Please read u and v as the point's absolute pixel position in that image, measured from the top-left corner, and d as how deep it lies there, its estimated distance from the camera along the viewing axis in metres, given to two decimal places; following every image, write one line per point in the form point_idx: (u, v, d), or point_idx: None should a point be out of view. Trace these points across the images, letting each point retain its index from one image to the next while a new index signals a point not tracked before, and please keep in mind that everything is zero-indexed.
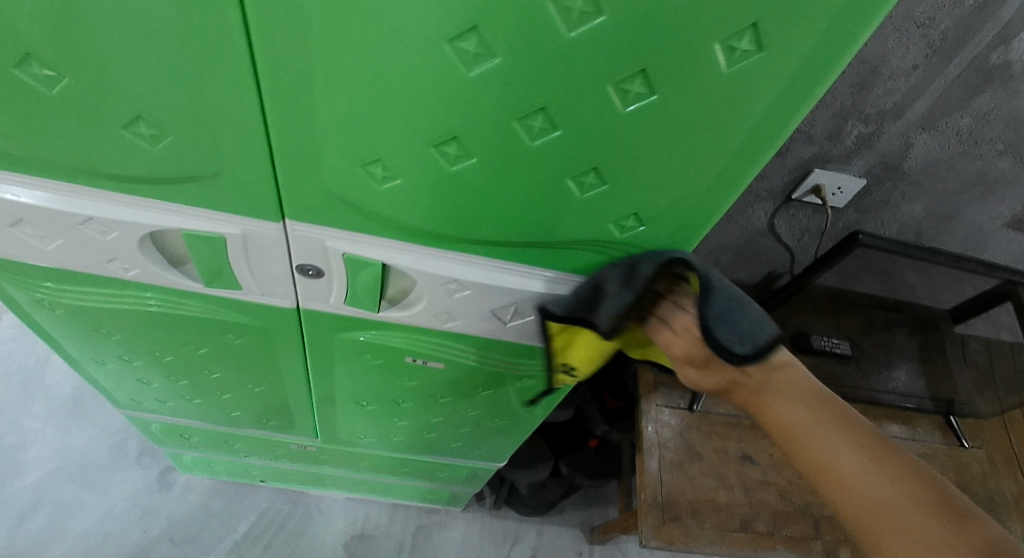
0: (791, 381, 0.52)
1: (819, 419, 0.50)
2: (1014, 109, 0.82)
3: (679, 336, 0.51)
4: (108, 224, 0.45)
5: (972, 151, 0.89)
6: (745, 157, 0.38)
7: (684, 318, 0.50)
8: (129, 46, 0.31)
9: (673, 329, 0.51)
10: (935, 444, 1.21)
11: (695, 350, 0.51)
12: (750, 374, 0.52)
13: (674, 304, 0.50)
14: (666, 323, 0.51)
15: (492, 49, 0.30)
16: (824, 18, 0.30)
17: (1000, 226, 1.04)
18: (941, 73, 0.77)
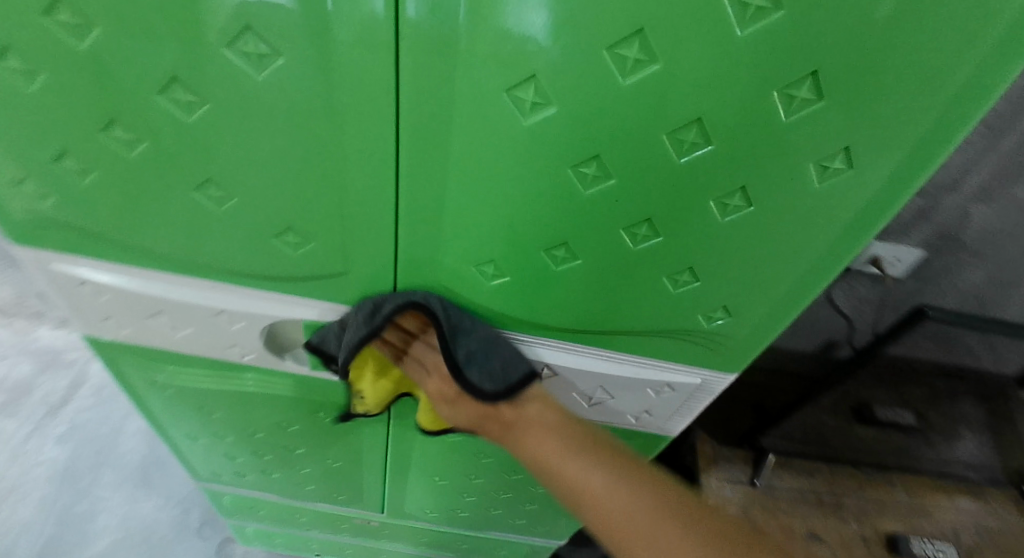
0: (541, 414, 0.52)
1: (565, 443, 0.51)
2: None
3: (431, 375, 0.51)
4: (238, 315, 0.51)
5: None
6: (833, 257, 0.41)
7: (433, 358, 0.50)
8: (295, 171, 0.37)
9: (425, 369, 0.52)
10: (1012, 519, 1.20)
11: (449, 390, 0.51)
12: (500, 413, 0.52)
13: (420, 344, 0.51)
14: (416, 360, 0.52)
15: (609, 172, 0.35)
16: (907, 144, 0.33)
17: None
18: (994, 148, 0.81)
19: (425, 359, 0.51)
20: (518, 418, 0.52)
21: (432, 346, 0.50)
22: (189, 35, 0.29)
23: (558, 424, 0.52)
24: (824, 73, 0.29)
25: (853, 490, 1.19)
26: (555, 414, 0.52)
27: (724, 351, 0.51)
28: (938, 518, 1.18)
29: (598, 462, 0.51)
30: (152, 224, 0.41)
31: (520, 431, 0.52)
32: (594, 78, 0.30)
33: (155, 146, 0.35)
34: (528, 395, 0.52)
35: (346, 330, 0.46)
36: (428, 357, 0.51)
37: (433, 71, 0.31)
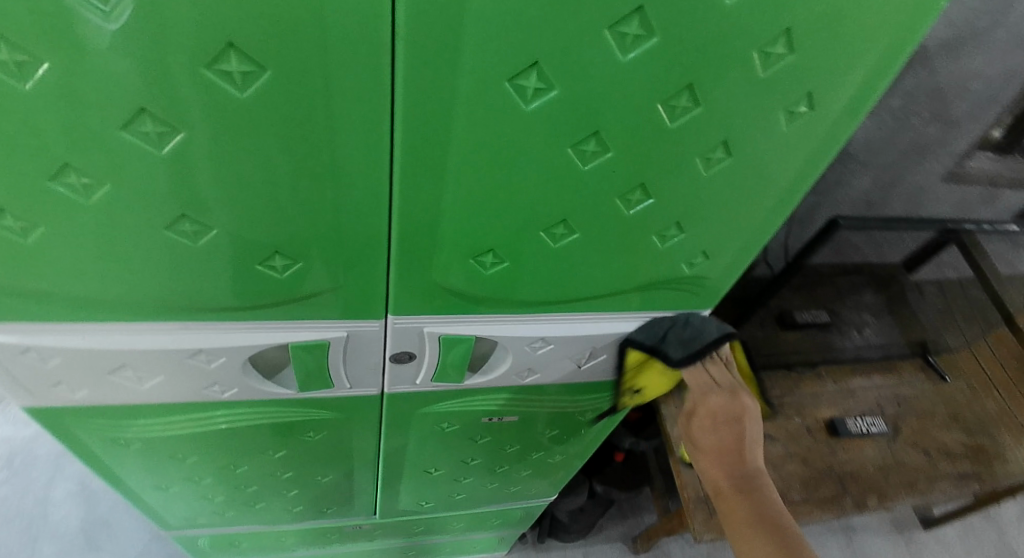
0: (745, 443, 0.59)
1: (761, 495, 0.57)
2: (934, 83, 0.97)
3: (721, 391, 0.59)
4: (217, 352, 0.47)
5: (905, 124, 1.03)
6: (795, 188, 0.45)
7: (722, 370, 0.60)
8: (279, 188, 0.35)
9: (717, 385, 0.60)
10: (921, 384, 1.45)
11: (729, 408, 0.59)
12: (717, 425, 0.60)
13: (719, 364, 0.60)
14: (708, 370, 0.60)
15: (607, 146, 0.36)
16: (858, 80, 0.37)
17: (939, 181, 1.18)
18: None
19: (719, 377, 0.60)
20: (743, 450, 0.59)
21: (722, 363, 0.61)
22: (160, 64, 0.27)
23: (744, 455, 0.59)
24: (794, 29, 0.32)
25: (792, 390, 1.36)
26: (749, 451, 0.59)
27: (702, 291, 0.55)
28: (864, 397, 1.38)
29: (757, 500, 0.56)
30: (115, 273, 0.37)
31: (728, 457, 0.58)
32: (593, 58, 0.31)
33: (121, 183, 0.32)
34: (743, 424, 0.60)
35: (678, 331, 0.57)
36: (716, 369, 0.60)
37: (430, 69, 0.30)
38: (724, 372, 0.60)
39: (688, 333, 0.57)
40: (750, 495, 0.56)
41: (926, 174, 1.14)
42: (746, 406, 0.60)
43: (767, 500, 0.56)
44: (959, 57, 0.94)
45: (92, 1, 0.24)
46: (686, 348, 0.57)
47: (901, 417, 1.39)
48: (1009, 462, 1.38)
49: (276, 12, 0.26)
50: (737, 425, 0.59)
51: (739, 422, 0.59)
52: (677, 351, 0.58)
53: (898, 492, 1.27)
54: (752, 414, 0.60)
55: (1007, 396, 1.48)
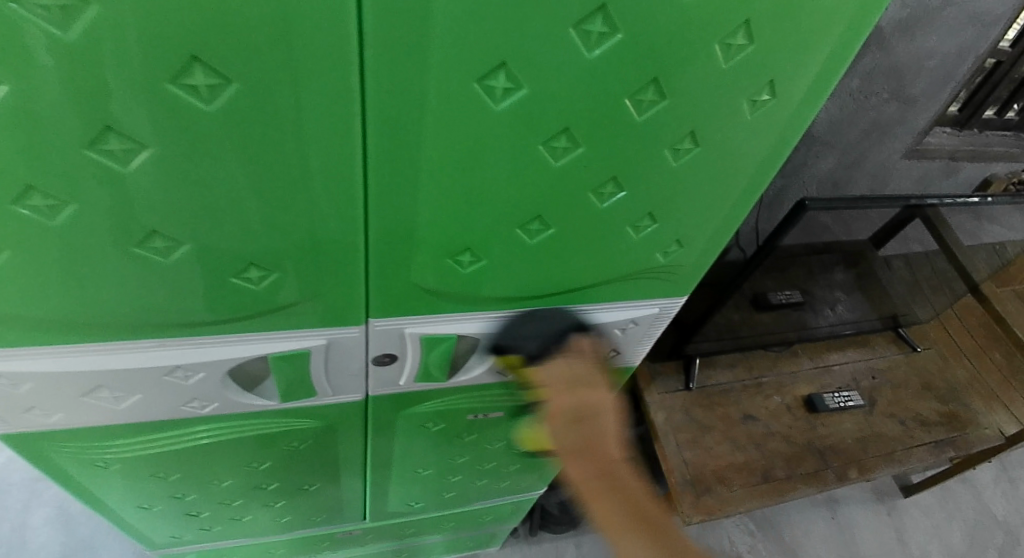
0: (598, 431, 0.54)
1: (615, 489, 0.53)
2: (891, 63, 1.00)
3: (564, 390, 0.53)
4: (195, 368, 0.47)
5: (865, 105, 1.06)
6: (762, 173, 0.46)
7: (572, 367, 0.54)
8: (250, 199, 0.35)
9: (563, 382, 0.54)
10: (893, 355, 1.51)
11: (576, 406, 0.54)
12: (570, 422, 0.54)
13: (569, 356, 0.54)
14: (555, 365, 0.54)
15: (578, 142, 0.36)
16: (817, 66, 0.38)
17: (900, 158, 1.22)
18: None
19: (564, 371, 0.54)
20: (598, 448, 0.54)
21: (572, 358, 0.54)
22: (122, 81, 0.27)
23: (600, 447, 0.54)
24: (753, 20, 0.33)
25: (770, 368, 1.41)
26: (603, 436, 0.54)
27: (677, 278, 0.56)
28: (840, 372, 1.44)
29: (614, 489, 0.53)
30: (86, 295, 0.37)
31: (585, 460, 0.54)
32: (560, 57, 0.31)
33: (88, 202, 0.32)
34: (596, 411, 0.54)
35: (530, 324, 0.53)
36: (564, 365, 0.54)
37: (397, 71, 0.30)
38: (573, 365, 0.54)
39: (538, 325, 0.53)
40: (609, 495, 0.53)
41: (885, 151, 1.19)
42: (595, 400, 0.54)
43: (624, 495, 0.53)
44: (913, 37, 0.97)
45: (49, 20, 0.24)
46: (540, 341, 0.53)
47: (877, 389, 1.45)
48: (982, 427, 1.43)
49: (240, 24, 0.26)
50: (588, 422, 0.54)
51: (589, 419, 0.54)
52: (532, 346, 0.54)
53: (878, 463, 1.31)
54: (603, 407, 0.55)
55: (975, 362, 1.54)
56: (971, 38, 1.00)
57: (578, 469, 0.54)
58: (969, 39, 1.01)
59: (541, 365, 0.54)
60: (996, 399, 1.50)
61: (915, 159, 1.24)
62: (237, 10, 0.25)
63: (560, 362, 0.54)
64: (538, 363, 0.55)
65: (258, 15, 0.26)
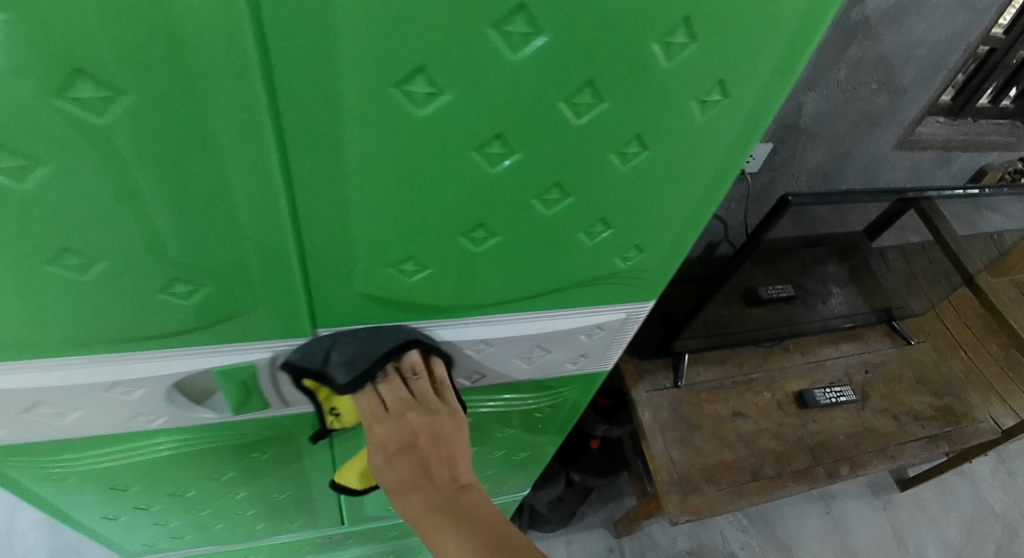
0: (427, 453, 0.47)
1: (450, 518, 0.45)
2: (880, 52, 0.96)
3: (387, 416, 0.47)
4: (136, 384, 0.45)
5: (854, 96, 1.03)
6: (722, 175, 0.44)
7: (391, 392, 0.48)
8: (165, 213, 0.33)
9: (387, 406, 0.47)
10: (886, 349, 1.49)
11: (404, 432, 0.47)
12: (394, 452, 0.47)
13: (393, 379, 0.48)
14: (377, 390, 0.47)
15: (513, 148, 0.34)
16: (771, 62, 0.36)
17: (890, 149, 1.19)
18: None
19: (387, 397, 0.47)
20: (433, 473, 0.47)
21: (392, 381, 0.48)
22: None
23: (431, 471, 0.47)
24: (694, 17, 0.31)
25: (760, 364, 1.38)
26: (437, 458, 0.47)
27: (641, 282, 0.54)
28: (832, 367, 1.42)
29: (450, 518, 0.45)
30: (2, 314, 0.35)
31: (419, 492, 0.46)
32: (485, 59, 0.29)
33: None
34: (422, 430, 0.48)
35: (345, 350, 0.46)
36: (382, 391, 0.48)
37: (306, 77, 0.28)
38: (393, 390, 0.48)
39: (354, 350, 0.46)
40: (451, 528, 0.44)
41: (875, 142, 1.16)
42: (425, 422, 0.48)
43: (471, 524, 0.45)
44: (902, 25, 0.93)
45: None
46: (355, 370, 0.46)
47: (870, 384, 1.41)
48: (978, 421, 1.41)
49: (122, 29, 0.24)
50: (422, 448, 0.47)
51: (424, 444, 0.47)
52: (345, 376, 0.46)
53: (870, 459, 1.29)
54: (440, 428, 0.48)
55: (971, 354, 1.52)
56: (961, 25, 0.97)
57: (410, 503, 0.46)
58: (959, 26, 0.97)
59: (360, 392, 0.47)
60: (993, 392, 1.47)
61: (907, 149, 1.21)
62: (116, 14, 0.23)
63: (382, 385, 0.48)
64: (354, 394, 0.47)
65: (141, 19, 0.24)
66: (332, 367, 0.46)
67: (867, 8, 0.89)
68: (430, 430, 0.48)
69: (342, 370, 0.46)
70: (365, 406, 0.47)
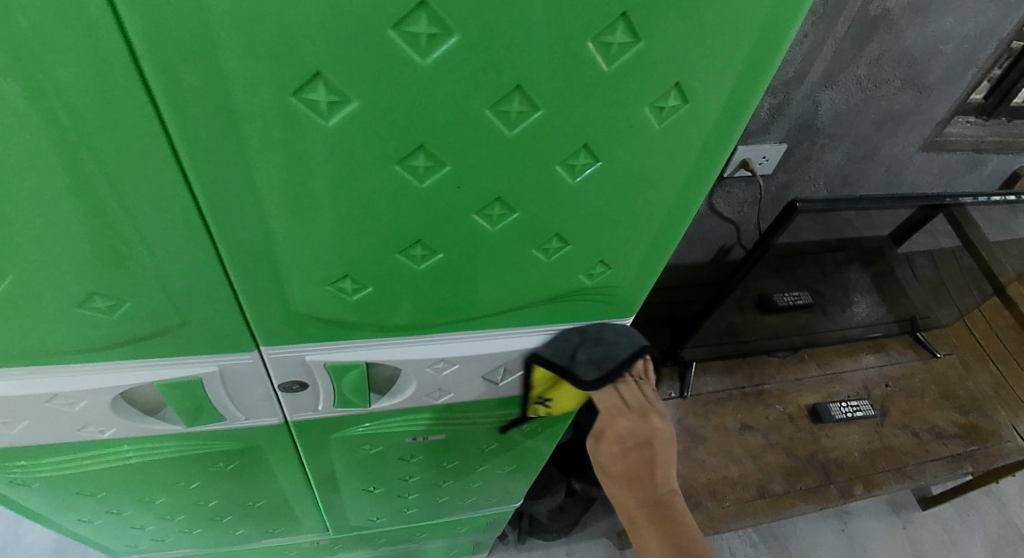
0: (648, 450, 0.56)
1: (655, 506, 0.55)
2: (902, 48, 0.89)
3: (627, 413, 0.54)
4: (75, 397, 0.44)
5: (875, 94, 0.96)
6: (693, 190, 0.39)
7: (630, 394, 0.55)
8: (66, 228, 0.31)
9: (628, 407, 0.54)
10: (910, 361, 1.41)
11: (636, 431, 0.55)
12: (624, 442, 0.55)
13: (629, 383, 0.55)
14: (619, 392, 0.54)
15: (440, 160, 0.32)
16: (736, 65, 0.32)
17: (916, 151, 1.12)
18: (832, 33, 0.84)
19: (627, 398, 0.54)
20: (648, 469, 0.56)
21: (628, 387, 0.55)
22: None
23: (648, 466, 0.56)
24: (633, 14, 0.27)
25: (773, 375, 1.31)
26: (655, 456, 0.56)
27: (614, 300, 0.50)
28: (850, 380, 1.34)
29: (653, 508, 0.56)
30: None
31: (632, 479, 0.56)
32: (388, 65, 0.26)
33: None
34: (651, 431, 0.55)
35: (587, 350, 0.51)
36: (622, 392, 0.54)
37: (191, 87, 0.26)
38: (630, 393, 0.55)
39: (598, 352, 0.51)
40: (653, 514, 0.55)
41: (899, 145, 1.09)
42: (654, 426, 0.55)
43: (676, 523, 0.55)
44: (927, 19, 0.86)
45: None
46: (600, 369, 0.52)
47: (890, 398, 1.34)
48: (1005, 440, 1.30)
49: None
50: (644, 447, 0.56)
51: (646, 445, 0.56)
52: (590, 373, 0.52)
53: (887, 478, 1.20)
54: (664, 434, 0.56)
55: (1002, 369, 1.42)
56: (994, 18, 0.90)
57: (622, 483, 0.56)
58: (991, 19, 0.90)
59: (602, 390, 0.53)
60: None
61: (934, 151, 1.13)
62: None
63: (625, 387, 0.55)
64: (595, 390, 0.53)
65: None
66: (577, 364, 0.52)
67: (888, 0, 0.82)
68: (656, 432, 0.56)
69: (590, 367, 0.52)
70: (608, 402, 0.54)
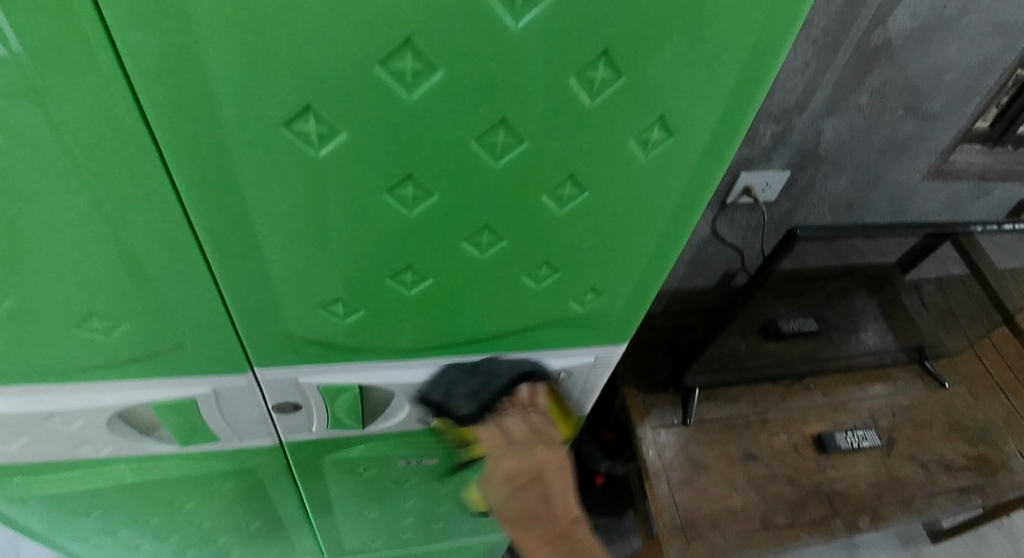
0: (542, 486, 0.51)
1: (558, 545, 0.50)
2: (904, 77, 0.90)
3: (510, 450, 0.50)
4: (71, 415, 0.45)
5: (878, 122, 0.97)
6: (682, 220, 0.40)
7: (513, 426, 0.50)
8: (65, 250, 0.32)
9: (511, 444, 0.50)
10: (917, 391, 1.37)
11: (523, 469, 0.50)
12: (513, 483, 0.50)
13: (514, 412, 0.51)
14: (500, 426, 0.50)
15: (428, 189, 0.33)
16: (720, 100, 0.32)
17: (920, 179, 1.12)
18: (833, 62, 0.84)
19: (511, 432, 0.50)
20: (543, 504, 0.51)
21: (510, 417, 0.50)
22: None
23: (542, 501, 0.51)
24: (614, 52, 0.28)
25: (777, 403, 1.28)
26: (550, 488, 0.51)
27: (606, 326, 0.50)
28: (857, 409, 1.31)
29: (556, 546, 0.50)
30: None
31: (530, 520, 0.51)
32: (376, 99, 0.27)
33: None
34: (542, 465, 0.50)
35: (465, 383, 0.49)
36: (503, 426, 0.50)
37: (187, 118, 0.27)
38: (513, 425, 0.50)
39: (475, 383, 0.49)
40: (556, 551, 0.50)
41: (903, 172, 1.09)
42: (543, 458, 0.51)
43: (578, 557, 0.51)
44: (929, 49, 0.86)
45: None
46: (475, 401, 0.49)
47: (897, 428, 1.30)
48: (1014, 472, 1.28)
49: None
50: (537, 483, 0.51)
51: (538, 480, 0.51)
52: (464, 407, 0.49)
53: (893, 511, 1.18)
54: (556, 466, 0.51)
55: (1012, 398, 1.39)
56: (995, 48, 0.90)
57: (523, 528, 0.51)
58: (993, 50, 0.90)
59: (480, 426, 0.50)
60: None
61: (939, 179, 1.13)
62: None
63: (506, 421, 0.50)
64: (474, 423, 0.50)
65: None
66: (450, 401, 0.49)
67: (889, 31, 0.82)
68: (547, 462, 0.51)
69: (460, 402, 0.49)
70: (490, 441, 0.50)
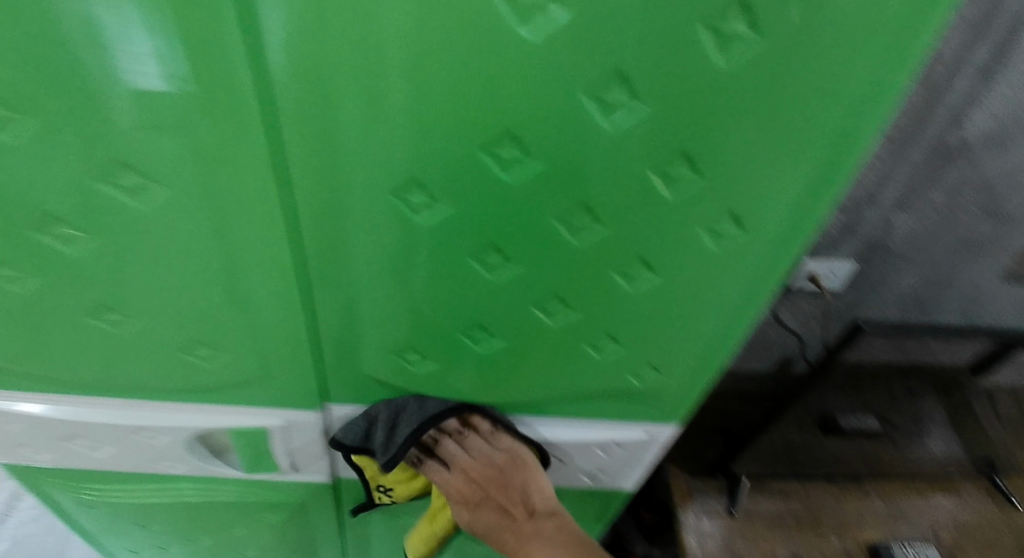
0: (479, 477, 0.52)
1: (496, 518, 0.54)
2: (981, 178, 0.88)
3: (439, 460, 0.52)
4: (158, 432, 0.49)
5: (951, 220, 0.94)
6: (743, 308, 0.41)
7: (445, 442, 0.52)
8: (191, 285, 0.37)
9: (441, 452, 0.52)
10: (987, 510, 1.19)
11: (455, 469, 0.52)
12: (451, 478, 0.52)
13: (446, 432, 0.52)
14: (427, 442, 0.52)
15: (510, 259, 0.36)
16: (789, 203, 0.34)
17: (999, 282, 1.06)
18: (906, 157, 0.85)
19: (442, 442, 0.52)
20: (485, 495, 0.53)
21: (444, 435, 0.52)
22: (60, 169, 0.31)
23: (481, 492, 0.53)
24: (693, 155, 0.31)
25: (832, 509, 1.16)
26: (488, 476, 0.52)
27: (659, 404, 0.51)
28: (916, 521, 1.16)
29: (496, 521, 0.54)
30: (63, 350, 0.42)
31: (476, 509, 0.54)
32: (476, 178, 0.31)
33: (60, 273, 0.36)
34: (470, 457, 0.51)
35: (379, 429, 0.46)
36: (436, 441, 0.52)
37: (321, 182, 0.32)
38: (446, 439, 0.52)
39: (386, 429, 0.46)
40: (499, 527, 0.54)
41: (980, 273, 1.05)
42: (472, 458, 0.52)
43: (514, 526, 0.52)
44: (1009, 153, 0.85)
45: None
46: (388, 447, 0.46)
47: (959, 547, 1.14)
48: None
49: (107, 104, 0.28)
50: (487, 488, 0.53)
51: (489, 485, 0.53)
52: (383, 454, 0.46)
53: None
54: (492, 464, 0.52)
55: None
56: None
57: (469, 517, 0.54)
58: None
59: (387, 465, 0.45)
60: None
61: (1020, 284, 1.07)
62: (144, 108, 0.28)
63: (442, 448, 0.52)
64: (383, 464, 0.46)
65: (122, 100, 0.28)
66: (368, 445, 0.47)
67: (966, 132, 0.82)
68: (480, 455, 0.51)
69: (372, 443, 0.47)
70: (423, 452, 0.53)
